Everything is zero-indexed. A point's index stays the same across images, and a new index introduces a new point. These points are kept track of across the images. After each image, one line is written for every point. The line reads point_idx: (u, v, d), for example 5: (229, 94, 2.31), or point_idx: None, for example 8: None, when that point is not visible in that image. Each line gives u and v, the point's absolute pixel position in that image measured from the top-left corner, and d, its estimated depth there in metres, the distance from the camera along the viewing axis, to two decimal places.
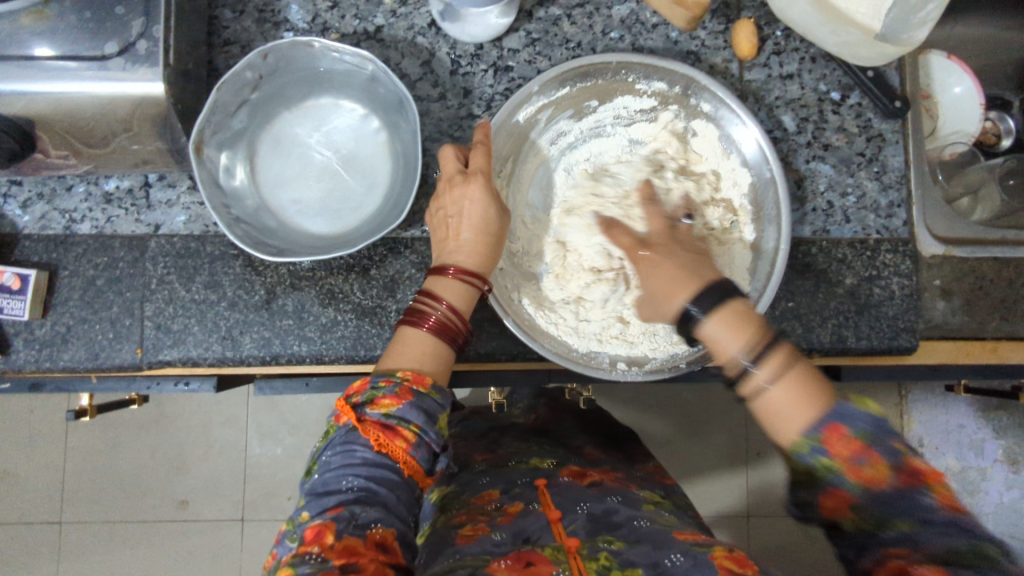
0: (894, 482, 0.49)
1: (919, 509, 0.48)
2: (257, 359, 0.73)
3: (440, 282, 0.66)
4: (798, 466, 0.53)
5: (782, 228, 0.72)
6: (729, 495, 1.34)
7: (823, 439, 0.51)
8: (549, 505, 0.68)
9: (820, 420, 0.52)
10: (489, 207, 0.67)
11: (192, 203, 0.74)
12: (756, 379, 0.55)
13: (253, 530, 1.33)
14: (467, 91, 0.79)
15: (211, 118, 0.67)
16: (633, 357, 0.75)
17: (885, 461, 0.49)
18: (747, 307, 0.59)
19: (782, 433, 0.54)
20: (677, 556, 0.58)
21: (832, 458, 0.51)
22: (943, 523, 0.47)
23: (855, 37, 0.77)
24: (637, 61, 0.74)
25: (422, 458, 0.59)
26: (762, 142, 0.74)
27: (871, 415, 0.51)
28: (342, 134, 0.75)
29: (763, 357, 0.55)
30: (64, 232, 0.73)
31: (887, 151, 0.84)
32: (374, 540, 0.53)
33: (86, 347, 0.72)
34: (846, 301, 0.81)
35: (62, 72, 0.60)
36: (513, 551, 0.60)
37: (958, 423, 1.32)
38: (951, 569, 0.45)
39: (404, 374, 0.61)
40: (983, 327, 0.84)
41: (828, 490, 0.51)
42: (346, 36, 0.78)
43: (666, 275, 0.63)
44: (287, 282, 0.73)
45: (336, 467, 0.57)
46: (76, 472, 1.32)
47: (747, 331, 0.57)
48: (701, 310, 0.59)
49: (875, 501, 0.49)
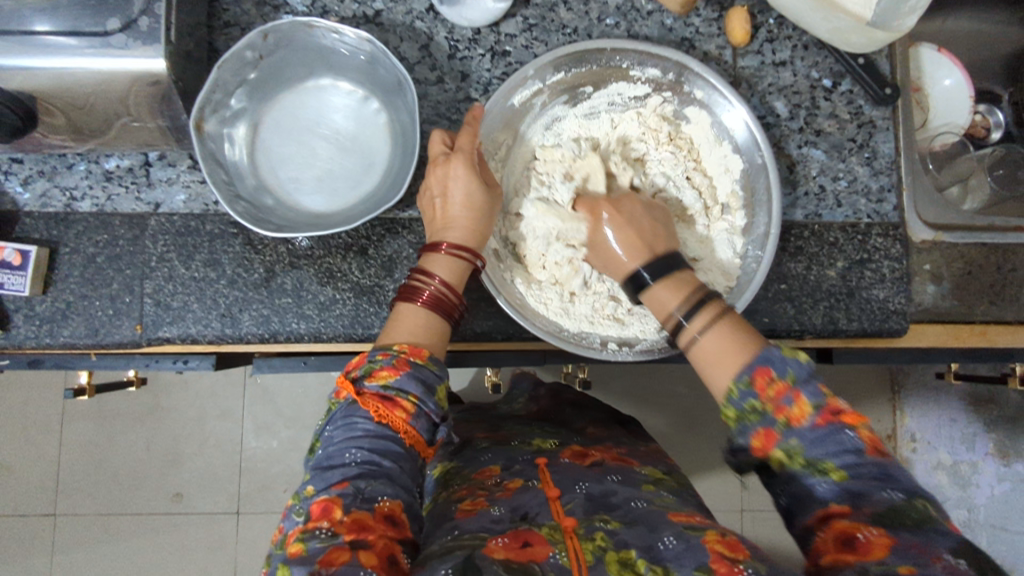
0: (814, 421, 0.54)
1: (843, 448, 0.53)
2: (256, 336, 0.73)
3: (433, 259, 0.68)
4: (730, 410, 0.58)
5: (773, 212, 0.74)
6: (722, 490, 1.36)
7: (751, 381, 0.57)
8: (548, 482, 0.68)
9: (749, 365, 0.58)
10: (473, 181, 0.68)
11: (192, 181, 0.75)
12: (691, 330, 0.62)
13: (249, 520, 1.33)
14: (465, 75, 0.80)
15: (211, 96, 0.68)
16: (623, 337, 0.76)
17: (808, 402, 0.55)
18: (690, 274, 0.66)
19: (715, 381, 0.60)
20: (670, 540, 0.58)
21: (759, 398, 0.56)
22: (864, 465, 0.53)
23: (845, 23, 0.78)
24: (629, 47, 0.76)
25: (422, 428, 0.60)
26: (751, 123, 0.75)
27: (798, 362, 0.56)
28: (341, 116, 0.76)
29: (697, 309, 0.62)
30: (64, 209, 0.74)
31: (878, 137, 0.85)
32: (383, 512, 0.54)
33: (86, 323, 0.73)
34: (838, 285, 0.83)
35: (62, 48, 0.61)
36: (511, 528, 0.60)
37: (950, 418, 1.34)
38: (893, 531, 0.49)
39: (401, 347, 0.62)
40: (972, 311, 0.85)
41: (757, 429, 0.57)
42: (346, 19, 0.79)
43: (626, 233, 0.69)
44: (286, 261, 0.74)
45: (339, 441, 0.58)
46: (71, 462, 1.32)
47: (684, 291, 0.64)
48: (649, 274, 0.66)
49: (798, 437, 0.55)
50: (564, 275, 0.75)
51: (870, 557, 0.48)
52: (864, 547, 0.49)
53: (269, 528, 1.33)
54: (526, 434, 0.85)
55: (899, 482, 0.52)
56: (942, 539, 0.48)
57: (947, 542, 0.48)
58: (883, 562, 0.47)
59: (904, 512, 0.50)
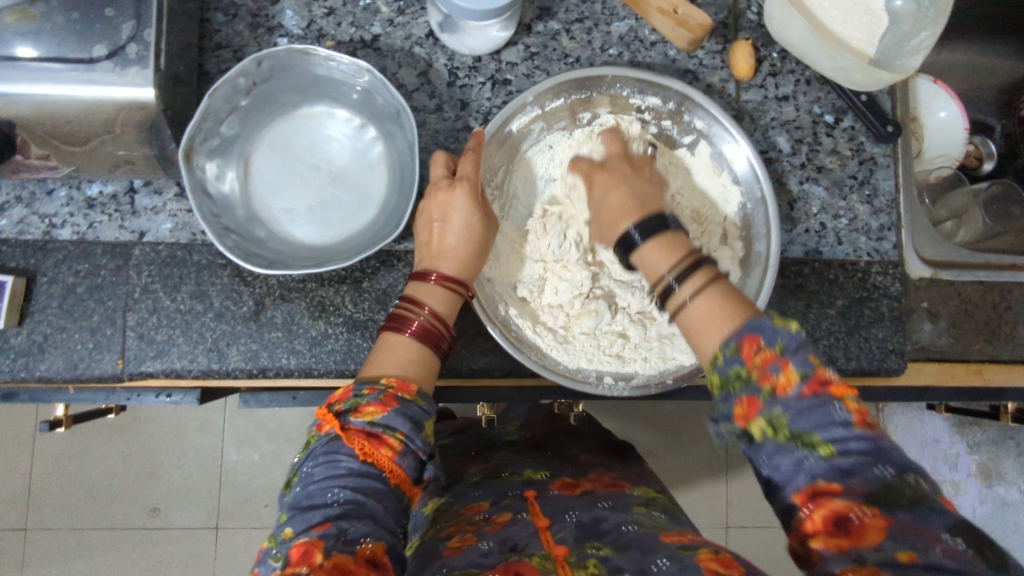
0: (801, 391, 0.49)
1: (832, 420, 0.48)
2: (244, 372, 0.71)
3: (425, 289, 0.65)
4: (714, 376, 0.53)
5: (772, 243, 0.71)
6: (708, 507, 1.35)
7: (737, 347, 0.52)
8: (537, 513, 0.67)
9: (737, 333, 0.52)
10: (474, 211, 0.66)
11: (180, 210, 0.72)
12: (681, 294, 0.57)
13: (228, 540, 1.30)
14: (464, 103, 0.78)
15: (202, 125, 0.65)
16: (621, 372, 0.74)
17: (796, 370, 0.49)
18: (683, 236, 0.60)
19: (702, 347, 0.55)
20: (664, 562, 0.55)
21: (745, 366, 0.51)
22: (855, 441, 0.47)
23: (852, 62, 0.77)
24: (632, 75, 0.74)
25: (408, 467, 0.57)
26: (752, 159, 0.74)
27: (789, 330, 0.51)
28: (337, 145, 0.74)
29: (687, 272, 0.57)
30: (42, 237, 0.71)
31: (878, 174, 0.85)
32: (365, 556, 0.51)
33: (64, 356, 0.69)
34: (838, 322, 0.82)
35: (43, 74, 0.58)
36: (502, 562, 0.58)
37: (934, 437, 1.34)
38: (889, 511, 0.45)
39: (389, 381, 0.60)
40: (968, 350, 0.85)
41: (740, 397, 0.51)
42: (342, 44, 0.76)
43: (619, 198, 0.64)
44: (276, 293, 0.71)
45: (320, 479, 0.54)
46: (43, 479, 1.28)
47: (677, 252, 0.59)
48: (640, 234, 0.61)
49: (783, 407, 0.49)
50: (566, 303, 0.73)
51: (864, 542, 0.44)
52: (857, 530, 0.45)
53: (248, 547, 1.30)
54: (520, 462, 0.84)
55: (890, 457, 0.47)
56: (937, 517, 0.44)
57: (943, 520, 0.44)
58: (880, 549, 0.44)
59: (895, 489, 0.45)
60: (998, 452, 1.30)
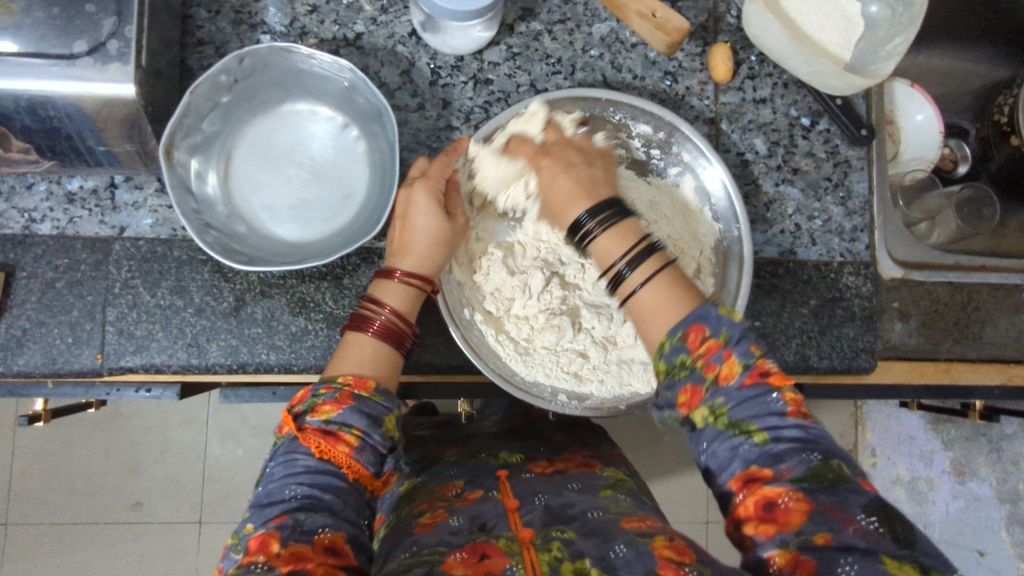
0: (741, 381, 0.53)
1: (771, 409, 0.52)
2: (223, 367, 0.71)
3: (386, 286, 0.66)
4: (661, 362, 0.57)
5: (742, 287, 0.72)
6: (689, 503, 1.38)
7: (684, 336, 0.55)
8: (508, 492, 0.68)
9: (684, 321, 0.56)
10: (433, 209, 0.67)
11: (160, 205, 0.72)
12: (631, 281, 0.59)
13: (210, 533, 1.30)
14: (446, 102, 0.79)
15: (183, 121, 0.65)
16: (576, 392, 0.74)
17: (738, 359, 0.53)
18: (634, 221, 0.62)
19: (650, 332, 0.58)
20: (621, 548, 0.57)
21: (691, 355, 0.55)
22: (787, 427, 0.51)
23: (826, 66, 0.79)
24: (626, 102, 0.74)
25: (368, 461, 0.57)
26: (728, 183, 0.75)
27: (732, 320, 0.55)
28: (319, 143, 0.74)
29: (640, 259, 0.59)
30: (23, 231, 0.71)
31: (852, 177, 0.87)
32: (322, 544, 0.50)
33: (43, 351, 0.70)
34: (810, 321, 0.84)
35: (22, 68, 0.58)
36: (469, 541, 0.59)
37: (909, 434, 1.41)
38: (812, 494, 0.48)
39: (346, 379, 0.60)
40: (937, 348, 0.87)
41: (684, 384, 0.55)
42: (325, 41, 0.77)
43: (562, 185, 0.64)
44: (256, 289, 0.72)
45: (280, 478, 0.55)
46: (22, 473, 1.27)
47: (630, 241, 0.60)
48: (593, 225, 0.61)
49: (725, 396, 0.53)
50: (531, 316, 0.73)
51: (789, 526, 0.48)
52: (783, 515, 0.48)
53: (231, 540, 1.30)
54: (495, 447, 0.85)
55: (819, 443, 0.51)
56: (855, 498, 0.48)
57: (860, 501, 0.47)
58: (801, 532, 0.47)
59: (819, 471, 0.49)
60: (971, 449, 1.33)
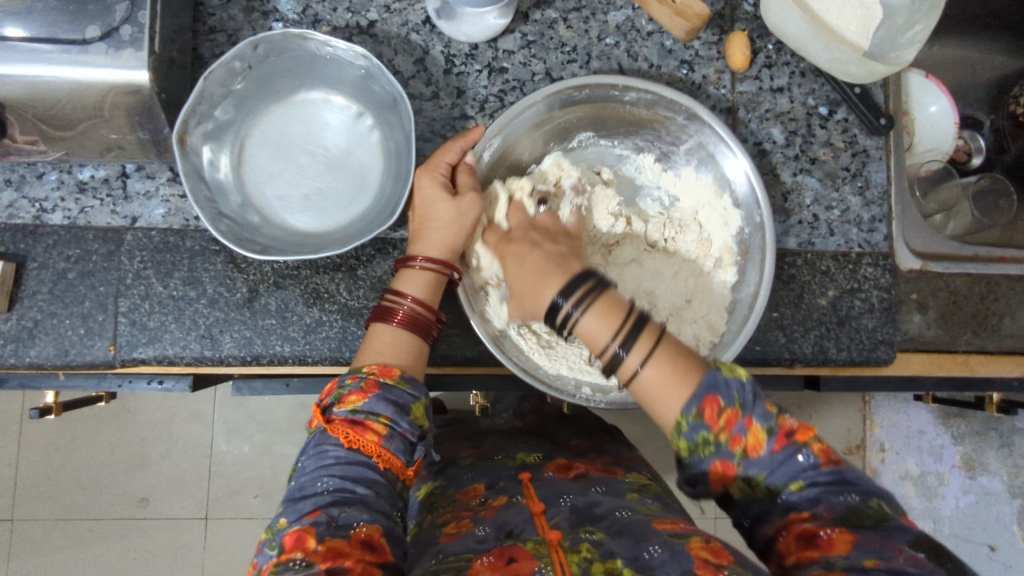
0: (772, 446, 0.52)
1: (800, 466, 0.52)
2: (237, 359, 0.70)
3: (406, 275, 0.66)
4: (681, 442, 0.53)
5: (765, 273, 0.71)
6: None
7: (699, 412, 0.52)
8: (532, 497, 0.67)
9: (695, 395, 0.53)
10: (437, 188, 0.67)
11: (172, 195, 0.72)
12: (630, 362, 0.55)
13: (217, 529, 1.29)
14: (461, 91, 0.78)
15: (197, 108, 0.64)
16: (601, 385, 0.72)
17: (761, 427, 0.52)
18: (610, 295, 0.59)
19: (661, 412, 0.54)
20: (656, 549, 0.56)
21: (712, 431, 0.52)
22: (823, 477, 0.51)
23: (846, 54, 0.78)
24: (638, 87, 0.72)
25: (398, 450, 0.56)
26: (751, 176, 0.73)
27: (740, 382, 0.53)
28: (332, 132, 0.73)
29: (634, 338, 0.55)
30: (33, 221, 0.70)
31: (871, 167, 0.85)
32: (360, 539, 0.50)
33: (55, 342, 0.69)
34: (828, 314, 0.83)
35: (34, 55, 0.57)
36: (496, 546, 0.58)
37: (919, 428, 1.33)
38: (855, 529, 0.48)
39: (371, 368, 0.59)
40: (955, 341, 0.86)
41: (713, 461, 0.53)
42: (338, 29, 0.76)
43: (529, 269, 0.64)
44: (270, 280, 0.71)
45: (311, 471, 0.54)
46: (29, 468, 1.26)
47: (616, 319, 0.57)
48: (569, 307, 0.58)
49: (757, 465, 0.52)
50: None
51: (833, 553, 0.48)
52: (826, 545, 0.48)
53: (239, 536, 1.30)
54: (510, 447, 0.84)
55: (855, 485, 0.51)
56: (901, 535, 0.47)
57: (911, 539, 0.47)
58: (847, 556, 0.47)
59: (859, 511, 0.49)
60: (984, 444, 1.31)
